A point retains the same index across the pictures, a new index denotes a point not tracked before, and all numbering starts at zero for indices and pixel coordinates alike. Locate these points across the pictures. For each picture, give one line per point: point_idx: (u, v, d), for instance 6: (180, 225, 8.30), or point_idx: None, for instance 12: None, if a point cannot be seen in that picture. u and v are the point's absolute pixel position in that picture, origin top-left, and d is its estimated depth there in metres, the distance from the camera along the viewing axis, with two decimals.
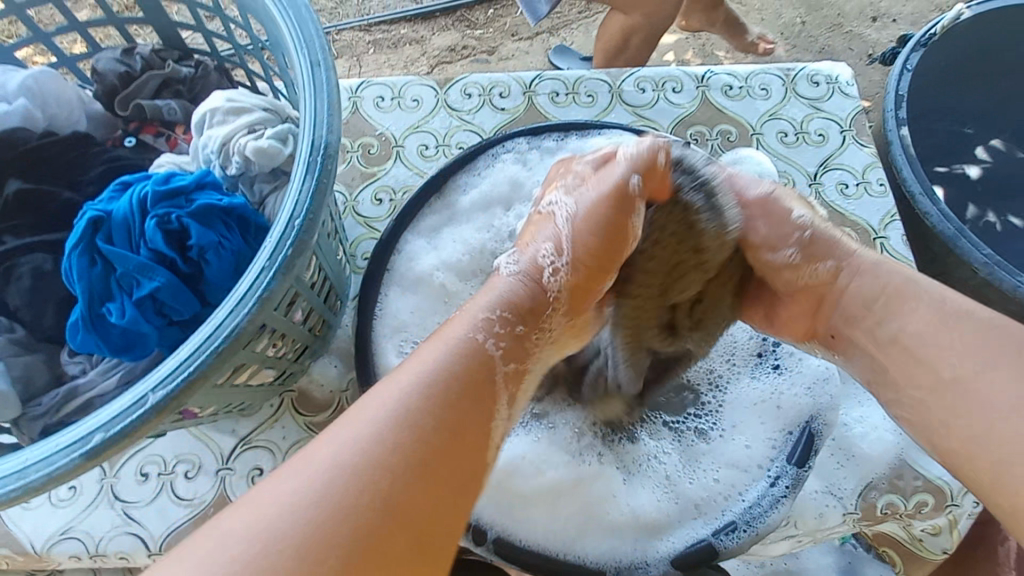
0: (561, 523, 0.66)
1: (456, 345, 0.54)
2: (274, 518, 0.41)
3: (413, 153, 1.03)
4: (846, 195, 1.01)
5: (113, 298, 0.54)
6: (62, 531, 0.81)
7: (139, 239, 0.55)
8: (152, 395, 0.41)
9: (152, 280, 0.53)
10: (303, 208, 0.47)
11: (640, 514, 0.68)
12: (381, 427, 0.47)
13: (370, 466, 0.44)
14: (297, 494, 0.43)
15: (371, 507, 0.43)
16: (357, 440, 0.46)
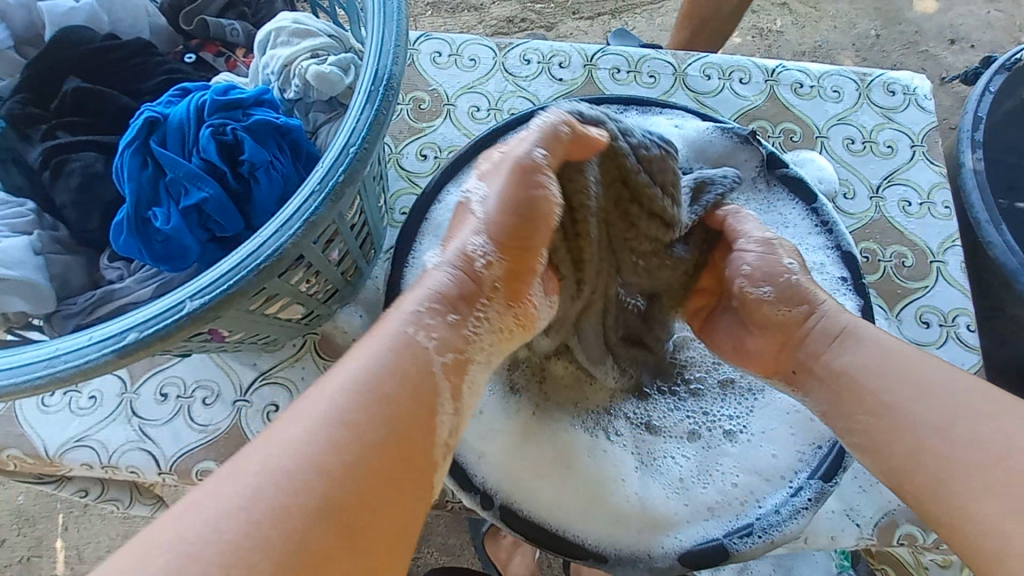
0: (566, 500, 0.64)
1: (393, 335, 0.53)
2: (238, 495, 0.42)
3: (464, 113, 1.01)
4: (907, 213, 0.96)
5: (160, 204, 0.53)
6: (79, 438, 0.82)
7: (192, 147, 0.54)
8: (189, 303, 0.40)
9: (200, 190, 0.52)
10: (360, 137, 0.45)
11: (649, 504, 0.65)
12: (316, 425, 0.46)
13: (303, 470, 0.44)
14: (255, 478, 0.43)
15: (335, 495, 0.44)
16: (319, 420, 0.46)
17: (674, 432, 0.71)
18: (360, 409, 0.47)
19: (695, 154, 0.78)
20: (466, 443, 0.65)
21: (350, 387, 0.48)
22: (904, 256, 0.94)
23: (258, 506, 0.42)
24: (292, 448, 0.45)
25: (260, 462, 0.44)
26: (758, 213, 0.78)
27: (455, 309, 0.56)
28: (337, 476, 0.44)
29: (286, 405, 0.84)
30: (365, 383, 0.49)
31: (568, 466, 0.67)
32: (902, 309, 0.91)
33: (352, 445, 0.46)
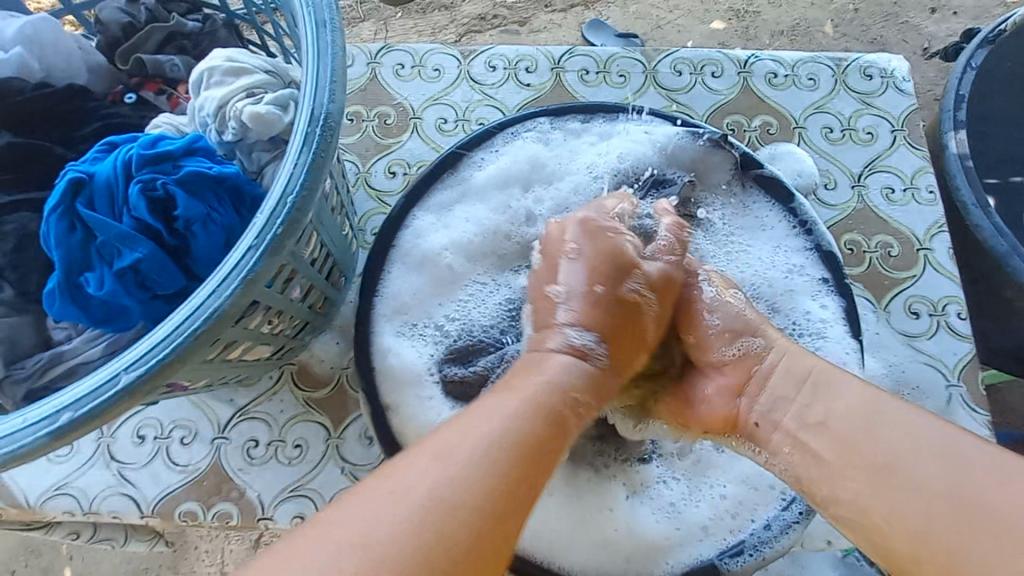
0: (551, 527, 0.63)
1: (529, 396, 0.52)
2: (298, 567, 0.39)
3: (432, 126, 0.98)
4: (891, 200, 0.94)
5: (92, 267, 0.51)
6: (58, 486, 0.81)
7: (122, 205, 0.52)
8: (124, 376, 0.38)
9: (134, 251, 0.50)
10: (298, 183, 0.43)
11: (639, 532, 0.63)
12: (459, 475, 0.44)
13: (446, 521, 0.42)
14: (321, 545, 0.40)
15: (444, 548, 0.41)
16: (435, 482, 0.43)
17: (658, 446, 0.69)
18: (435, 484, 0.43)
19: (667, 160, 0.76)
20: None
21: (484, 446, 0.46)
22: (890, 246, 0.92)
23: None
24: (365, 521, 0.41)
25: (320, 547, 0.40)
26: (733, 213, 0.76)
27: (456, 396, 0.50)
28: (457, 537, 0.41)
29: (266, 440, 0.83)
30: (475, 458, 0.45)
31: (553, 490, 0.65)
32: (891, 301, 0.89)
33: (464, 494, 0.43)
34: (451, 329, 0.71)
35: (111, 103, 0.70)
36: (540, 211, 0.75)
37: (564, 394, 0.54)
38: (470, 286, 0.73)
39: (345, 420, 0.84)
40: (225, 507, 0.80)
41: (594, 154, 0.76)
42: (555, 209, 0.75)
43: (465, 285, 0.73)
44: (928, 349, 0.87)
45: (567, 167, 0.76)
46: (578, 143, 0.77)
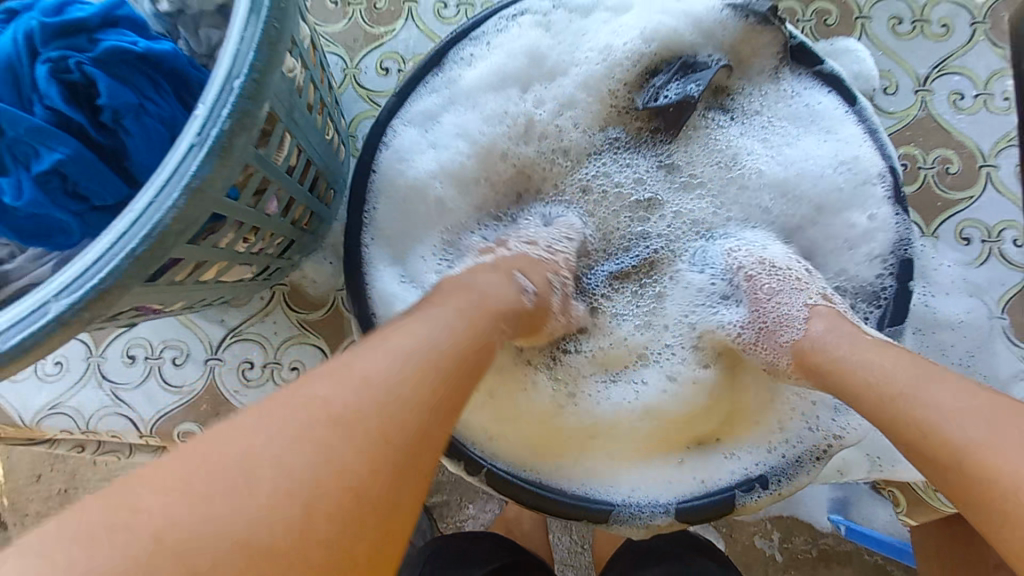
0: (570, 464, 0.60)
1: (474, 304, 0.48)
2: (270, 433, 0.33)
3: (429, 12, 0.84)
4: (958, 108, 0.82)
5: (3, 174, 0.38)
6: (53, 405, 0.79)
7: (31, 92, 0.39)
8: (53, 305, 0.32)
9: (51, 151, 0.37)
10: (246, 63, 0.34)
11: (654, 468, 0.60)
12: (397, 346, 0.40)
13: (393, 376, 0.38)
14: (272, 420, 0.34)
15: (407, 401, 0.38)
16: (396, 349, 0.40)
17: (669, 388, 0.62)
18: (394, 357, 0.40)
19: (702, 40, 0.64)
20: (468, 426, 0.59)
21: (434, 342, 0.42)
22: (949, 161, 0.81)
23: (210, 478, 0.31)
24: (337, 385, 0.37)
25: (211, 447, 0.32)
26: (779, 104, 0.66)
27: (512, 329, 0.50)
28: (407, 400, 0.38)
29: (261, 362, 0.80)
30: (435, 338, 0.43)
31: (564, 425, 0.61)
32: (941, 226, 0.80)
33: (417, 390, 0.39)
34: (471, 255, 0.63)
35: None
36: (541, 118, 0.64)
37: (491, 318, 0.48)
38: (464, 217, 0.64)
39: (342, 342, 0.80)
40: None
41: (607, 35, 0.64)
42: (554, 110, 0.65)
43: (461, 221, 0.64)
44: (975, 278, 0.79)
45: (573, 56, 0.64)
46: (588, 26, 0.65)
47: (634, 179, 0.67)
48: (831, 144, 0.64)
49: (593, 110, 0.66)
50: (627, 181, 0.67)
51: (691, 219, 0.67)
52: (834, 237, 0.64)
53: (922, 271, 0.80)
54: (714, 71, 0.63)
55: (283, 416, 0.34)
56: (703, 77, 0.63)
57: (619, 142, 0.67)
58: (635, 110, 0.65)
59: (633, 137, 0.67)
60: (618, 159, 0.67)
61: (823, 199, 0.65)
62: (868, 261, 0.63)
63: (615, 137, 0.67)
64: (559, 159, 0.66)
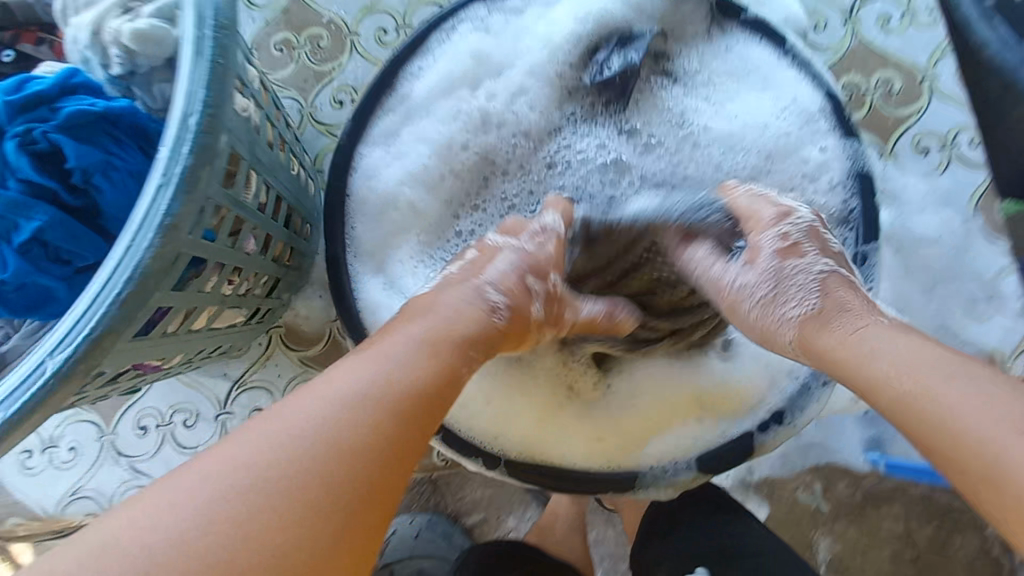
0: (578, 447, 0.60)
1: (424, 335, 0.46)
2: (219, 493, 0.35)
3: (370, 40, 0.87)
4: (888, 30, 0.85)
5: None
6: (74, 491, 0.79)
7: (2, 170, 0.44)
8: (49, 362, 0.33)
9: (31, 219, 0.43)
10: (200, 101, 0.35)
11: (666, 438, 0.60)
12: (345, 393, 0.40)
13: (340, 429, 0.39)
14: (218, 478, 0.36)
15: (357, 449, 0.38)
16: (340, 392, 0.40)
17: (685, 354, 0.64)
18: (341, 406, 0.40)
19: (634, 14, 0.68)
20: (480, 424, 0.60)
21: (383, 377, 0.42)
22: (891, 81, 0.84)
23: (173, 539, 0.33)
24: (273, 436, 0.38)
25: (171, 492, 0.35)
26: (718, 61, 0.68)
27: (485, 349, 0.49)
28: (346, 450, 0.38)
29: (271, 407, 0.80)
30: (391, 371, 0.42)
31: (559, 429, 0.60)
32: (897, 142, 0.82)
33: (359, 436, 0.39)
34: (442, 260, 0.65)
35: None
36: (495, 109, 0.67)
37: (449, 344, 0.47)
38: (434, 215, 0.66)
39: None
40: None
41: (543, 28, 0.68)
42: (507, 99, 0.67)
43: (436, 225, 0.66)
44: (942, 186, 0.82)
45: (516, 53, 0.68)
46: (523, 24, 0.68)
47: (597, 146, 0.68)
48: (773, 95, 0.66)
49: (544, 93, 0.68)
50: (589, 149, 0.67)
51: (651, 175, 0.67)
52: (792, 174, 0.66)
53: (892, 192, 0.82)
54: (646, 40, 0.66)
55: (224, 465, 0.36)
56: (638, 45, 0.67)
57: (573, 115, 0.68)
58: (585, 87, 0.68)
59: (587, 112, 0.68)
60: (576, 132, 0.68)
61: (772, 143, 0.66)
62: (830, 194, 0.64)
63: (572, 113, 0.68)
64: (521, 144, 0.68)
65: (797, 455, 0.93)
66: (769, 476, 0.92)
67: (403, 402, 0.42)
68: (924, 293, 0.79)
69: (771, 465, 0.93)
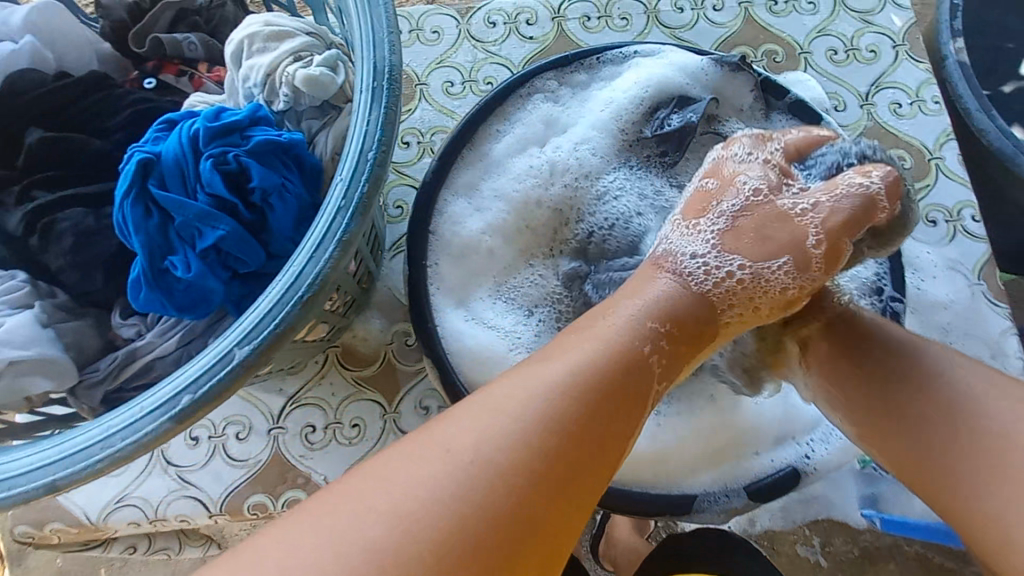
0: (649, 474, 0.64)
1: (612, 338, 0.49)
2: (447, 481, 0.40)
3: (438, 91, 0.95)
4: (899, 115, 0.96)
5: (176, 251, 0.58)
6: (120, 498, 0.79)
7: (196, 185, 0.58)
8: (238, 352, 0.39)
9: (217, 228, 0.57)
10: (375, 139, 0.42)
11: (735, 467, 0.65)
12: (536, 392, 0.44)
13: (533, 428, 0.42)
14: (418, 461, 0.41)
15: (548, 452, 0.42)
16: (533, 393, 0.44)
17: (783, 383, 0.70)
18: (535, 404, 0.43)
19: (689, 82, 0.76)
20: None
21: (579, 371, 0.46)
22: (903, 159, 0.94)
23: (398, 527, 0.38)
24: (477, 431, 0.42)
25: (397, 474, 0.40)
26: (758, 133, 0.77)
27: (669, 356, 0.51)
28: (531, 450, 0.41)
29: (323, 424, 0.83)
30: (582, 379, 0.45)
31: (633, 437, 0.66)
32: None
33: (553, 429, 0.42)
34: (534, 285, 0.72)
35: (132, 89, 0.78)
36: (564, 162, 0.75)
37: (634, 350, 0.48)
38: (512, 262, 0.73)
39: (399, 394, 0.84)
40: (294, 492, 0.80)
41: (606, 94, 0.77)
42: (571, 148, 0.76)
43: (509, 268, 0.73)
44: (949, 255, 0.90)
45: (580, 116, 0.77)
46: (589, 92, 0.77)
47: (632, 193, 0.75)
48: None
49: (606, 147, 0.76)
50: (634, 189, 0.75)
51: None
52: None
53: (909, 260, 0.90)
54: (705, 102, 0.73)
55: (418, 451, 0.41)
56: (698, 106, 0.74)
57: (631, 169, 0.76)
58: (643, 140, 0.76)
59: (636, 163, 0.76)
60: (631, 182, 0.76)
61: None
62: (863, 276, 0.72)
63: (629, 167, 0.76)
64: (578, 186, 0.75)
65: (797, 509, 0.98)
66: (770, 528, 0.97)
67: (593, 403, 0.45)
68: None
69: (771, 517, 0.98)
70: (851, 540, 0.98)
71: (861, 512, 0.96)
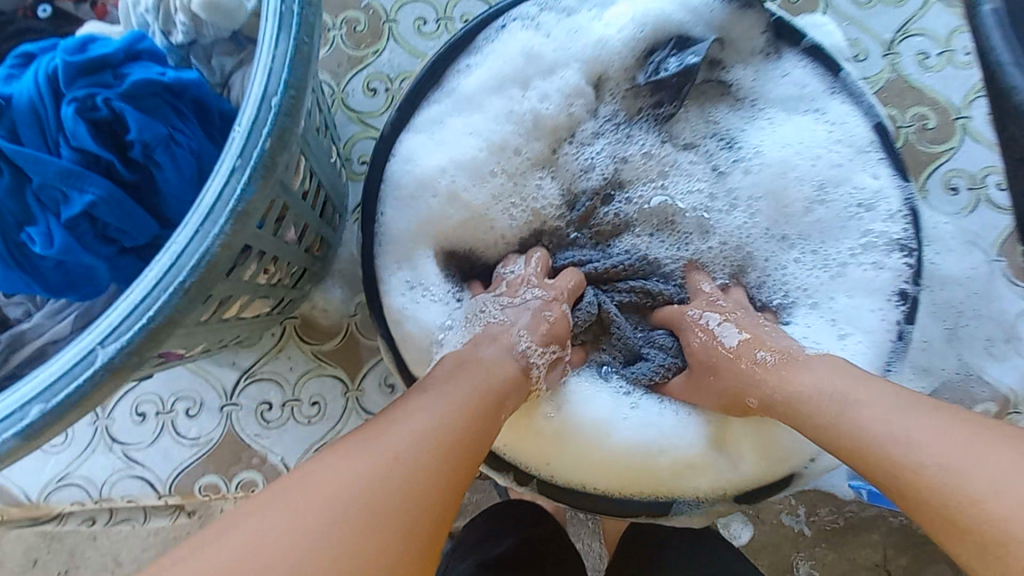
0: (626, 476, 0.59)
1: (474, 372, 0.51)
2: (311, 501, 0.39)
3: (408, 29, 0.84)
4: (925, 67, 0.85)
5: (35, 221, 0.45)
6: (61, 477, 0.74)
7: (55, 135, 0.45)
8: (100, 351, 0.31)
9: (84, 193, 0.44)
10: (282, 79, 0.34)
11: (727, 477, 0.59)
12: (396, 429, 0.44)
13: (398, 455, 0.42)
14: (298, 502, 0.39)
15: (411, 483, 0.41)
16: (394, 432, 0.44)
17: (819, 335, 0.63)
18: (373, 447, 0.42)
19: (693, 18, 0.66)
20: (527, 448, 0.59)
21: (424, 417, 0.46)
22: (926, 118, 0.84)
23: (283, 544, 0.37)
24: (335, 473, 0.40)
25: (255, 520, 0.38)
26: (779, 84, 0.68)
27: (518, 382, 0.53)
28: (391, 486, 0.41)
29: (280, 401, 0.77)
30: (431, 419, 0.46)
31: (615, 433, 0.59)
32: (928, 179, 0.83)
33: (376, 461, 0.41)
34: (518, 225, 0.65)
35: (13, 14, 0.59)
36: (548, 111, 0.65)
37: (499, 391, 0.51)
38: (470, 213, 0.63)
39: (361, 370, 0.78)
40: (250, 473, 0.75)
41: (600, 26, 0.65)
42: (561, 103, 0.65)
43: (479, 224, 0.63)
44: (968, 227, 0.82)
45: (567, 54, 0.64)
46: (574, 21, 0.65)
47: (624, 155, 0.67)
48: (836, 126, 0.66)
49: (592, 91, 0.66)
50: (632, 148, 0.67)
51: (686, 173, 0.68)
52: (850, 199, 0.65)
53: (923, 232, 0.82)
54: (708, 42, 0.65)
55: (261, 511, 0.38)
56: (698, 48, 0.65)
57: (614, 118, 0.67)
58: (638, 86, 0.66)
59: (626, 110, 0.67)
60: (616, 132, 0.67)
61: (824, 176, 0.66)
62: (880, 226, 0.64)
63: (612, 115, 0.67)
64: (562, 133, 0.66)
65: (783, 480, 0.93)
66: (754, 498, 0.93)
67: (435, 441, 0.44)
68: (948, 334, 0.80)
69: None
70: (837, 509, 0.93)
71: (850, 483, 0.91)
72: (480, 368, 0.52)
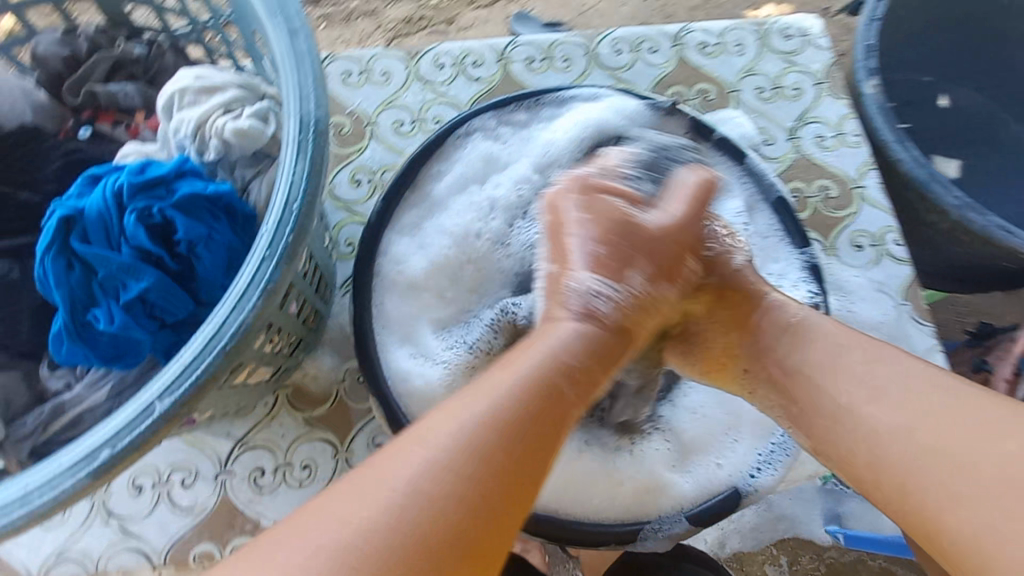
0: (601, 498, 0.67)
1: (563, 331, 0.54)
2: (395, 482, 0.41)
3: (388, 130, 0.98)
4: (824, 148, 1.02)
5: (99, 302, 0.61)
6: (59, 552, 0.76)
7: (118, 237, 0.61)
8: (158, 404, 0.40)
9: (139, 280, 0.59)
10: (299, 190, 0.45)
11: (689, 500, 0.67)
12: (486, 401, 0.46)
13: (478, 429, 0.44)
14: (380, 493, 0.41)
15: (490, 456, 0.44)
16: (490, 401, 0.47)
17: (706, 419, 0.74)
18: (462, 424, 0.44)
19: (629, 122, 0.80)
20: None
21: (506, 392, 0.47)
22: (829, 188, 1.00)
23: (369, 527, 0.39)
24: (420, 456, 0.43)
25: (334, 505, 0.41)
26: None
27: (595, 361, 0.53)
28: (470, 465, 0.43)
29: (273, 467, 0.81)
30: (520, 383, 0.48)
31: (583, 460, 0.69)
32: (837, 239, 0.97)
33: (470, 435, 0.44)
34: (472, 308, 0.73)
35: (67, 139, 0.79)
36: (502, 197, 0.79)
37: (563, 363, 0.51)
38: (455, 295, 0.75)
39: (351, 432, 0.83)
40: (243, 539, 0.78)
41: (547, 134, 0.80)
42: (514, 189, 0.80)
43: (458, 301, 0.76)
44: (875, 277, 0.96)
45: (518, 156, 0.80)
46: (530, 133, 0.81)
47: None
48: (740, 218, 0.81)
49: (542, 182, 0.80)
50: None
51: None
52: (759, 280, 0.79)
53: (838, 285, 0.96)
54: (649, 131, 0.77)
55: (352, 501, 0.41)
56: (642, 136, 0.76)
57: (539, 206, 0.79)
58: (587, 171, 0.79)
59: None
60: None
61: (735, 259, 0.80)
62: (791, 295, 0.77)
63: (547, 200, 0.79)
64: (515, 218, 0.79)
65: (765, 528, 0.95)
66: (739, 549, 0.94)
67: (530, 409, 0.47)
68: None
69: (741, 538, 0.95)
70: (817, 556, 0.96)
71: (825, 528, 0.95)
72: (548, 350, 0.52)
